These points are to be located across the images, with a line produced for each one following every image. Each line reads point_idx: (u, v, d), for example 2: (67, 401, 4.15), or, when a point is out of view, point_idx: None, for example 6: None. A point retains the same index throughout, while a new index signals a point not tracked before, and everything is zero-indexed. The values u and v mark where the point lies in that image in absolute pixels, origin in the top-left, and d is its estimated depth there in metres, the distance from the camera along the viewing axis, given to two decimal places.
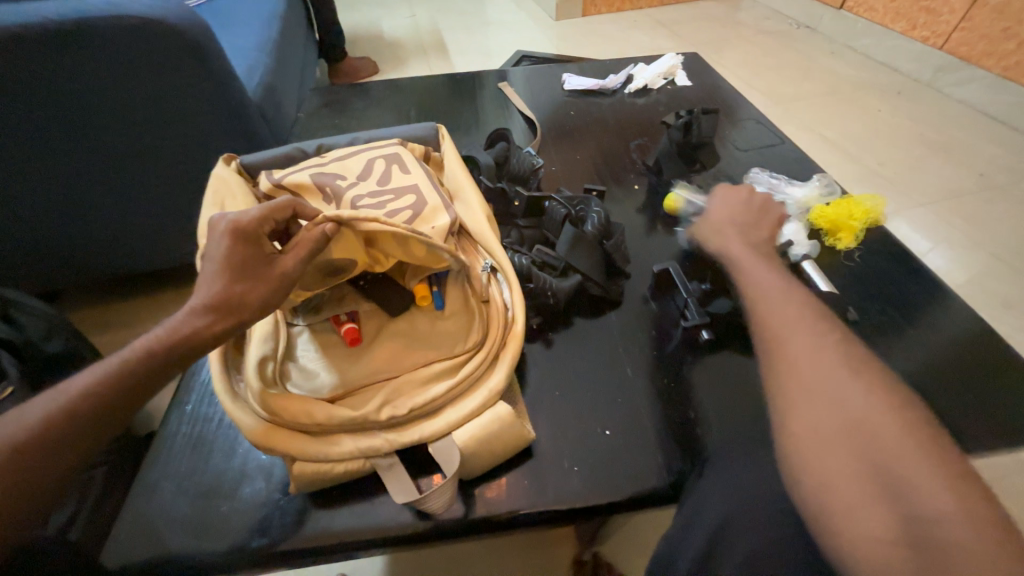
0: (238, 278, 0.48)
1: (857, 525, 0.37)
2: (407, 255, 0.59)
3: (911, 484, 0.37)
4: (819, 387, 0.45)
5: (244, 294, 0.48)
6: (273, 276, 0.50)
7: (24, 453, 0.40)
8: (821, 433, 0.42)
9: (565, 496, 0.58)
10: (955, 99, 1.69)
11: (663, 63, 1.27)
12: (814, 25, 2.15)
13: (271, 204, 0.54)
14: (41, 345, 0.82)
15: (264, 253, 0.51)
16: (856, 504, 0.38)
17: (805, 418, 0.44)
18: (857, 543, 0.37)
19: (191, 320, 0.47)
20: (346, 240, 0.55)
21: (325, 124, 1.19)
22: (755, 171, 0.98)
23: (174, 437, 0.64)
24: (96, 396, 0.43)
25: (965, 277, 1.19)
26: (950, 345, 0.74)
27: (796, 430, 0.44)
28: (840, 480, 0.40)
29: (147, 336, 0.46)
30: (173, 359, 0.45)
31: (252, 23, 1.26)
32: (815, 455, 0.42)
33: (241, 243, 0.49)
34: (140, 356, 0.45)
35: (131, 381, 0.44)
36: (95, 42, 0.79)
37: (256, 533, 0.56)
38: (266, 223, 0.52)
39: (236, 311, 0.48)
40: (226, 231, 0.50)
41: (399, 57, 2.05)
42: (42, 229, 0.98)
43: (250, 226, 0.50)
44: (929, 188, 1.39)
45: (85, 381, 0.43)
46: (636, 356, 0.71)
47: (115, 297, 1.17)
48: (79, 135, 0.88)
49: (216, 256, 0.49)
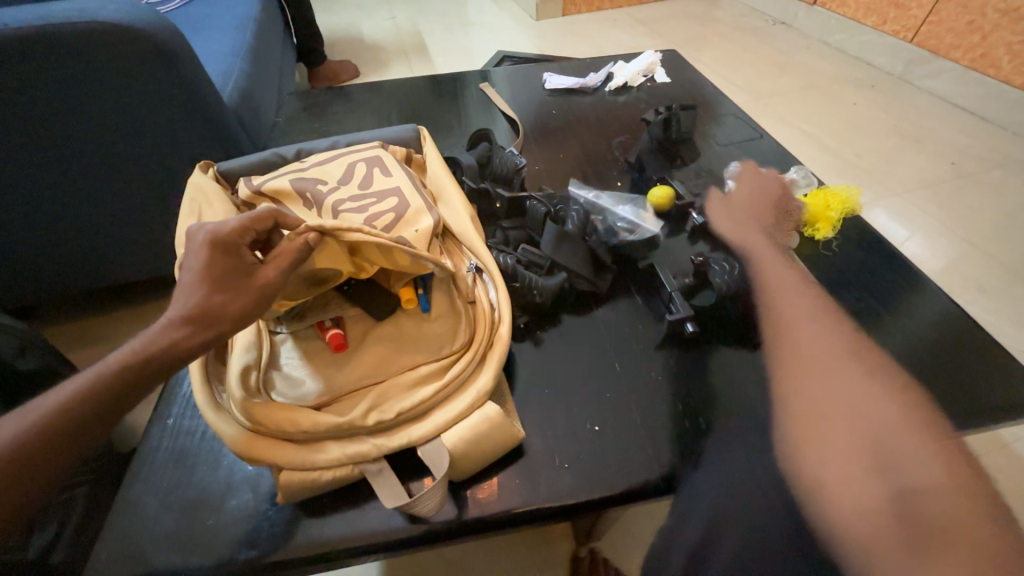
0: (218, 289, 0.48)
1: (850, 500, 0.53)
2: (392, 262, 0.59)
3: (904, 473, 0.52)
4: (830, 407, 0.60)
5: (224, 305, 0.47)
6: (254, 286, 0.49)
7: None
8: (826, 433, 0.59)
9: (557, 494, 0.58)
10: (926, 90, 1.74)
11: (642, 61, 1.28)
12: (789, 21, 2.19)
13: (251, 214, 0.52)
14: (15, 364, 0.80)
15: (244, 263, 0.50)
16: (856, 491, 0.53)
17: (811, 424, 0.61)
18: (857, 517, 0.52)
19: (168, 333, 0.45)
20: (329, 249, 0.54)
21: (305, 128, 1.17)
22: (732, 164, 0.99)
23: (156, 451, 0.62)
24: (68, 416, 0.41)
25: (940, 263, 1.22)
26: (928, 330, 0.76)
27: (809, 433, 0.60)
28: (841, 467, 0.55)
29: (121, 350, 0.45)
30: (149, 375, 0.44)
31: (226, 27, 1.23)
32: (821, 450, 0.58)
33: (220, 253, 0.49)
34: (115, 371, 0.43)
35: (107, 398, 0.43)
36: (61, 50, 0.77)
37: (244, 546, 0.55)
38: (247, 233, 0.51)
39: (217, 323, 0.47)
40: (205, 241, 0.49)
41: (380, 60, 2.04)
42: (12, 243, 0.95)
43: (230, 236, 0.49)
44: (904, 177, 1.43)
45: (58, 399, 0.42)
46: (624, 351, 0.72)
47: (92, 311, 1.14)
48: (48, 146, 0.86)
49: (194, 266, 0.48)
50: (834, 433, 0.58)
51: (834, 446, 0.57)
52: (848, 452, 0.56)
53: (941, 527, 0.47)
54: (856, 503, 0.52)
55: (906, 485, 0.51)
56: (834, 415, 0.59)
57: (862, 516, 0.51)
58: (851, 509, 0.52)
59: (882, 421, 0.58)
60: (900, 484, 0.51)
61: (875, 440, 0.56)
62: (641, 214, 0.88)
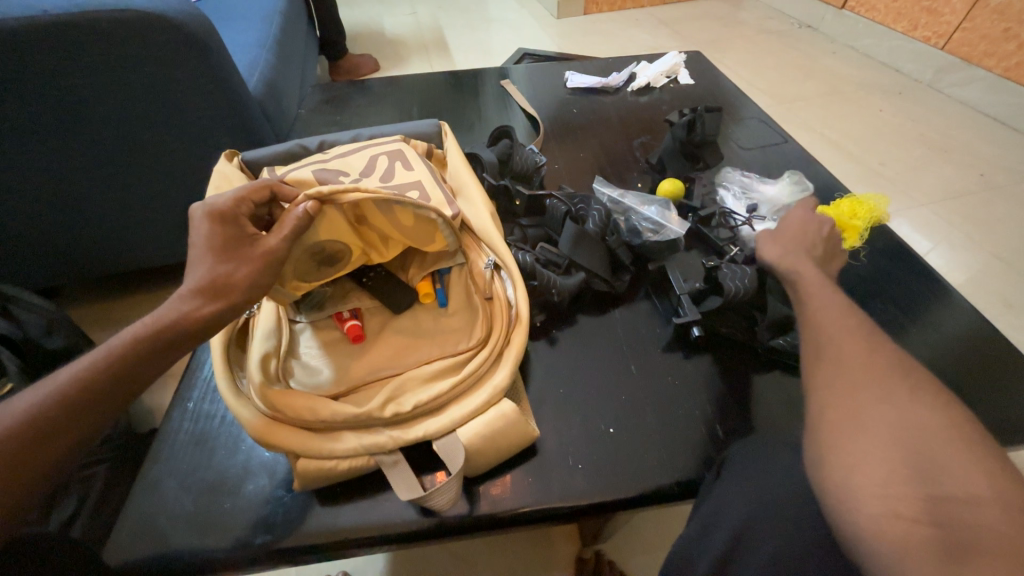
0: (222, 259, 0.49)
1: (882, 497, 0.36)
2: (397, 228, 0.60)
3: (937, 467, 0.36)
4: (854, 360, 0.45)
5: (230, 274, 0.49)
6: (257, 253, 0.51)
7: (2, 449, 0.38)
8: (852, 391, 0.43)
9: (569, 493, 0.58)
10: (955, 99, 1.69)
11: (665, 61, 1.27)
12: (816, 25, 2.15)
13: (248, 187, 0.55)
14: (40, 340, 0.82)
15: (246, 235, 0.52)
16: (893, 476, 0.36)
17: (845, 386, 0.44)
18: (873, 517, 0.35)
19: (180, 305, 0.47)
20: (329, 219, 0.55)
21: (326, 120, 1.18)
22: (729, 173, 0.97)
23: (176, 433, 0.63)
24: (86, 383, 0.42)
25: (965, 276, 1.19)
26: (953, 344, 0.74)
27: (836, 403, 0.43)
28: (867, 453, 0.38)
29: (135, 325, 0.46)
30: (162, 345, 0.45)
31: (253, 18, 1.25)
32: (859, 425, 0.40)
33: (220, 225, 0.51)
34: (129, 344, 0.44)
35: (124, 369, 0.44)
36: (93, 37, 0.79)
37: (260, 530, 0.55)
38: (243, 205, 0.54)
39: (226, 293, 0.48)
40: (204, 214, 0.51)
41: (401, 55, 2.05)
42: (41, 225, 0.97)
43: (227, 208, 0.52)
44: (929, 187, 1.40)
45: (73, 371, 0.43)
46: (640, 355, 0.71)
47: (114, 294, 1.17)
48: (81, 130, 0.88)
49: (198, 240, 0.50)
50: (873, 401, 0.41)
51: (865, 412, 0.41)
52: (893, 425, 0.39)
53: (981, 539, 0.31)
54: (885, 500, 0.35)
55: (945, 485, 0.35)
56: (872, 379, 0.43)
57: (892, 517, 0.35)
58: (885, 510, 0.35)
59: (918, 416, 0.39)
60: (936, 484, 0.35)
61: (917, 433, 0.38)
62: (667, 214, 0.84)
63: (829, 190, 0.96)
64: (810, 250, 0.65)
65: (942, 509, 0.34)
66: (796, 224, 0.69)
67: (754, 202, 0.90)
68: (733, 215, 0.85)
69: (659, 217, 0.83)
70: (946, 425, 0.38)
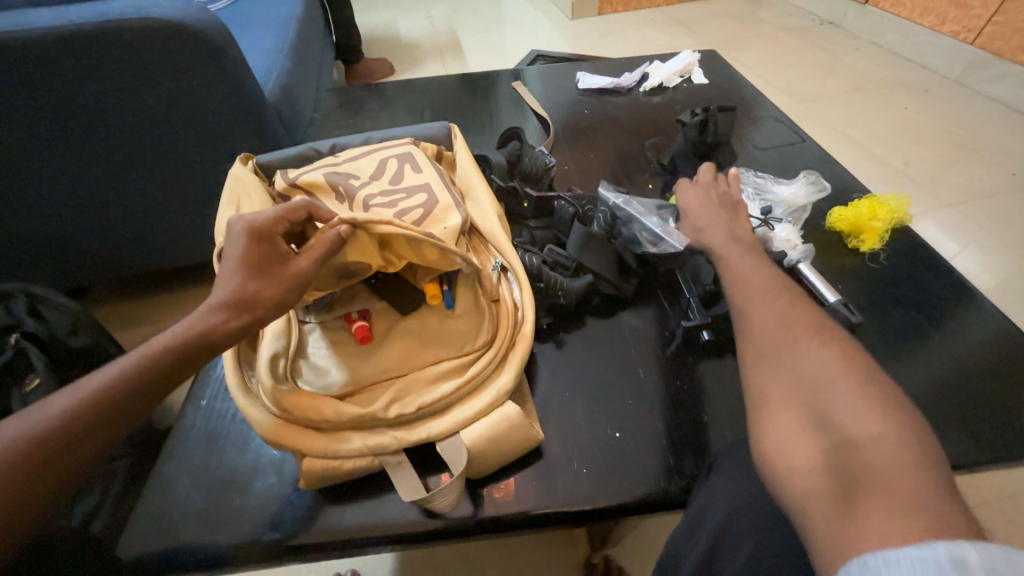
0: (253, 277, 0.50)
1: (790, 456, 0.39)
2: (420, 256, 0.59)
3: (836, 414, 0.39)
4: (768, 330, 0.49)
5: (259, 292, 0.49)
6: (287, 274, 0.51)
7: (33, 452, 0.39)
8: (769, 363, 0.47)
9: (574, 498, 0.58)
10: (986, 96, 1.63)
11: (679, 61, 1.25)
12: (838, 21, 2.10)
13: (286, 205, 0.55)
14: (66, 339, 0.85)
15: (279, 253, 0.52)
16: (792, 435, 0.40)
17: (769, 354, 0.47)
18: (789, 476, 0.39)
19: (208, 318, 0.48)
20: (359, 242, 0.55)
21: (340, 124, 1.20)
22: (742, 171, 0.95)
23: (189, 431, 0.65)
24: (116, 390, 0.43)
25: (994, 280, 1.14)
26: (980, 351, 0.71)
27: (756, 374, 0.47)
28: (784, 418, 0.42)
29: (162, 334, 0.46)
30: (188, 355, 0.46)
31: (270, 25, 1.28)
32: (779, 393, 0.44)
33: (256, 242, 0.51)
34: (158, 352, 0.45)
35: (153, 376, 0.44)
36: (117, 46, 0.82)
37: (268, 528, 0.56)
38: (281, 224, 0.53)
39: (252, 308, 0.49)
40: (242, 230, 0.51)
41: (415, 58, 2.07)
42: (67, 227, 1.01)
43: (265, 226, 0.52)
44: (957, 187, 1.34)
45: (105, 378, 0.43)
46: (647, 358, 0.70)
47: (137, 294, 1.21)
48: (104, 135, 0.91)
49: (233, 255, 0.50)
50: (793, 365, 0.45)
51: (772, 380, 0.45)
52: (794, 388, 0.43)
53: (874, 479, 0.34)
54: (796, 457, 0.39)
55: (848, 432, 0.37)
56: (790, 347, 0.46)
57: (802, 473, 0.38)
58: (797, 469, 0.38)
59: (829, 373, 0.42)
60: (840, 430, 0.38)
61: (822, 385, 0.42)
62: (672, 227, 0.77)
63: (848, 191, 0.94)
64: (718, 219, 0.71)
65: (843, 454, 0.37)
66: (702, 187, 0.78)
67: (768, 203, 0.87)
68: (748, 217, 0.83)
69: (657, 230, 0.77)
70: (853, 376, 0.41)
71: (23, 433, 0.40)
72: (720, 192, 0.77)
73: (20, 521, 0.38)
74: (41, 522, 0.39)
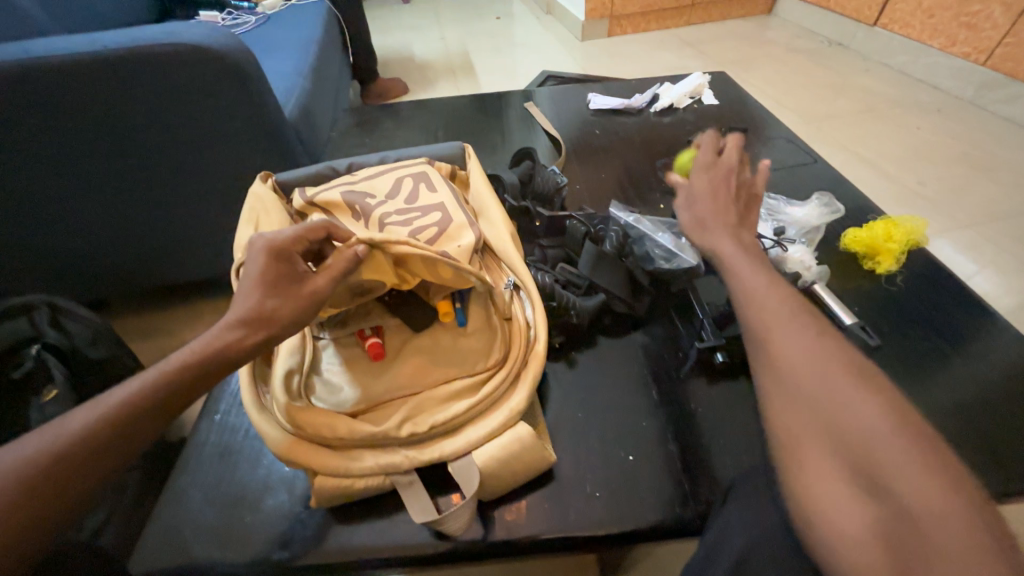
0: (270, 294, 0.50)
1: (834, 522, 0.34)
2: (434, 276, 0.60)
3: (882, 468, 0.33)
4: (781, 351, 0.42)
5: (275, 310, 0.50)
6: (303, 293, 0.51)
7: (51, 469, 0.40)
8: (787, 393, 0.40)
9: (587, 523, 0.57)
10: (1000, 116, 1.62)
11: (689, 83, 1.27)
12: (847, 43, 2.12)
13: (306, 225, 0.56)
14: (85, 349, 0.86)
15: (297, 272, 0.53)
16: (833, 496, 0.35)
17: (789, 390, 0.40)
18: (835, 548, 0.34)
19: (225, 336, 0.48)
20: (375, 263, 0.56)
21: (356, 143, 1.23)
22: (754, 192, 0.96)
23: (203, 446, 0.65)
24: (134, 407, 0.44)
25: (1015, 302, 1.12)
26: (1004, 376, 0.69)
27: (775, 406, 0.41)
28: (820, 471, 0.36)
29: (181, 351, 0.47)
30: (206, 373, 0.47)
31: (291, 48, 1.32)
32: (807, 437, 0.38)
33: (275, 260, 0.52)
34: (177, 369, 0.46)
35: (172, 393, 0.45)
36: (146, 69, 0.85)
37: (278, 546, 0.56)
38: (301, 243, 0.55)
39: (269, 327, 0.50)
40: (263, 248, 0.52)
41: (429, 78, 2.12)
42: (91, 241, 1.04)
43: (286, 245, 0.53)
44: (972, 208, 1.33)
45: (124, 394, 0.44)
46: (660, 379, 0.70)
47: (154, 307, 1.23)
48: (130, 153, 0.94)
49: (252, 272, 0.51)
50: (822, 404, 0.38)
51: (796, 417, 0.39)
52: (822, 427, 0.37)
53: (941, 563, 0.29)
54: (841, 523, 0.34)
55: (900, 497, 0.32)
56: (809, 373, 0.40)
57: (853, 546, 0.33)
58: (847, 539, 0.33)
59: (863, 412, 0.36)
60: (890, 491, 0.32)
61: (855, 427, 0.36)
62: (683, 242, 0.80)
63: (861, 212, 0.93)
64: (732, 217, 0.61)
65: (899, 525, 0.31)
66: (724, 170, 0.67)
67: (781, 223, 0.88)
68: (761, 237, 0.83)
69: (669, 247, 0.79)
70: (889, 415, 0.35)
71: (42, 446, 0.40)
72: (737, 184, 0.66)
73: (32, 533, 0.38)
74: (55, 536, 0.40)
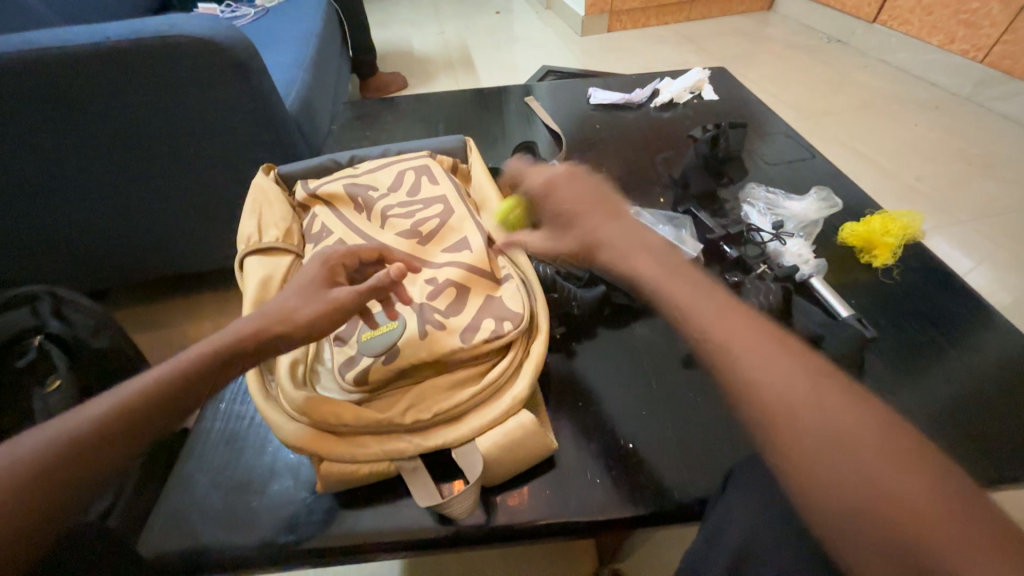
0: (301, 293, 0.54)
1: None
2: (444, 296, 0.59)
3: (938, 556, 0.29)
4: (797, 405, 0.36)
5: (296, 310, 0.52)
6: (330, 300, 0.54)
7: (68, 451, 0.40)
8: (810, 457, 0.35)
9: (588, 508, 0.58)
10: (997, 113, 1.64)
11: (690, 77, 1.27)
12: (847, 39, 2.12)
13: (364, 246, 0.64)
14: (88, 340, 0.86)
15: (334, 283, 0.57)
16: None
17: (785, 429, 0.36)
18: None
19: (247, 327, 0.50)
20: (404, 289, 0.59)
21: (357, 136, 1.24)
22: (754, 186, 0.97)
23: (209, 432, 0.66)
24: (155, 394, 0.44)
25: (1008, 297, 1.14)
26: (997, 369, 0.71)
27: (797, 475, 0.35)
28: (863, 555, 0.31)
29: (204, 343, 0.48)
30: (224, 363, 0.48)
31: (292, 41, 1.32)
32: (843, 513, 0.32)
33: (324, 267, 0.58)
34: (199, 359, 0.47)
35: (194, 381, 0.46)
36: (149, 61, 0.85)
37: (285, 530, 0.57)
38: (353, 258, 0.61)
39: (290, 324, 0.51)
40: (319, 258, 0.59)
41: (429, 72, 2.12)
42: (92, 232, 1.04)
43: (339, 257, 0.60)
44: (969, 204, 1.34)
45: (147, 381, 0.45)
46: (661, 370, 0.71)
47: (155, 298, 1.23)
48: (132, 145, 0.94)
49: (303, 273, 0.57)
50: (813, 428, 0.35)
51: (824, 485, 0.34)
52: (859, 503, 0.32)
53: None
54: None
55: None
56: (833, 436, 0.34)
57: None
58: None
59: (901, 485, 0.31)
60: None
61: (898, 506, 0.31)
62: (684, 235, 0.84)
63: (859, 206, 0.95)
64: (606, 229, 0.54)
65: None
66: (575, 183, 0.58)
67: (780, 217, 0.89)
68: (759, 231, 0.85)
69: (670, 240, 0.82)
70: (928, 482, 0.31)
71: (63, 433, 0.41)
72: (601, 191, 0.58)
73: (43, 519, 0.38)
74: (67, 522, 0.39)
